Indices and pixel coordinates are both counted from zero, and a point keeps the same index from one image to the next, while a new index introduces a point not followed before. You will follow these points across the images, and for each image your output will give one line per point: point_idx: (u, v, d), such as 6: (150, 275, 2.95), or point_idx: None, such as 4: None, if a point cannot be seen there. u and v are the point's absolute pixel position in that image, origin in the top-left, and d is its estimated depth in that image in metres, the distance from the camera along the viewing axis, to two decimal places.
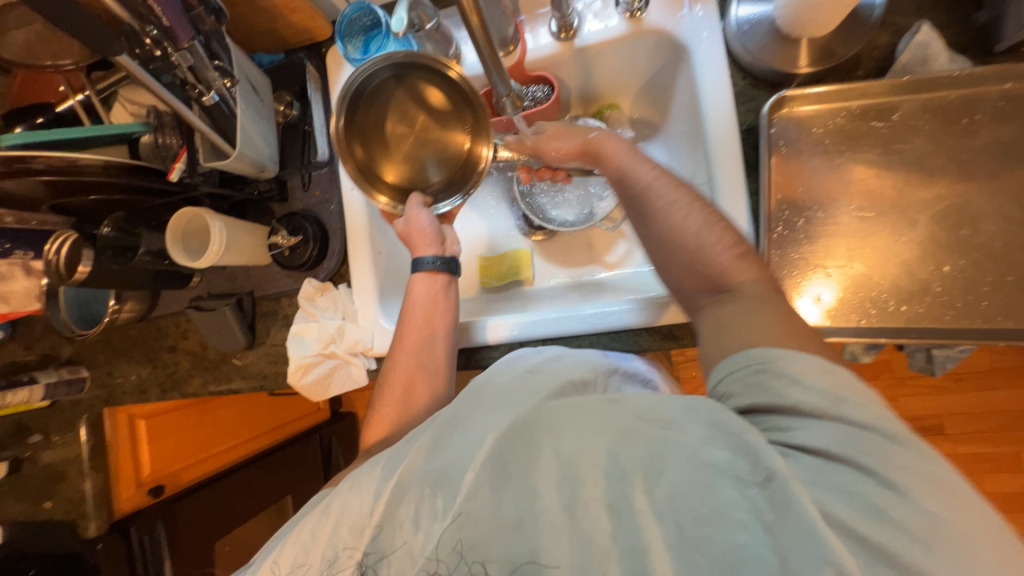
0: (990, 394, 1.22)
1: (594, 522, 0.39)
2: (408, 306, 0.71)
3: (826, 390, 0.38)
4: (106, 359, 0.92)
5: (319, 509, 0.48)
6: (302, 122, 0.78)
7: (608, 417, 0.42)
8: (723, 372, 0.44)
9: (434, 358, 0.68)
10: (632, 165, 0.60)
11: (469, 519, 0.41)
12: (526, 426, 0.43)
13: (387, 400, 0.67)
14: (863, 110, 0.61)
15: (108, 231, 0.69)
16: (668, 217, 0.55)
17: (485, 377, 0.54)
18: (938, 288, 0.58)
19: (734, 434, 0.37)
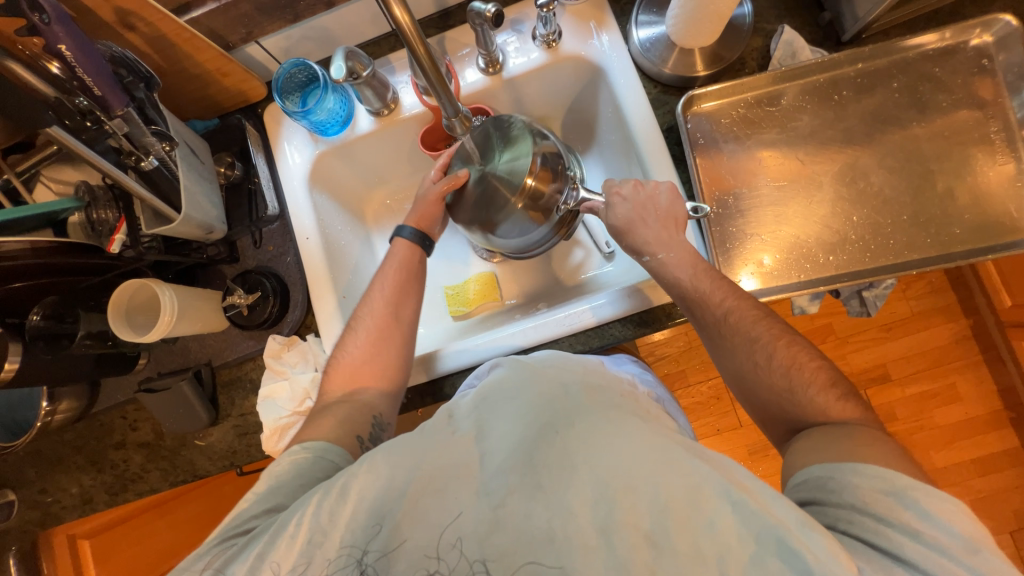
0: (919, 335, 1.36)
1: (630, 548, 0.37)
2: (384, 262, 0.73)
3: (965, 535, 0.38)
4: (36, 475, 0.80)
5: (339, 490, 0.44)
6: (246, 180, 0.77)
7: (656, 445, 0.40)
8: (835, 472, 0.45)
9: (400, 314, 0.69)
10: (710, 289, 0.61)
11: (499, 528, 0.40)
12: (561, 439, 0.42)
13: (353, 348, 0.66)
14: (756, 100, 0.72)
15: (37, 318, 0.62)
16: (750, 353, 0.58)
17: (506, 376, 0.51)
18: (854, 236, 0.67)
19: (808, 526, 0.37)
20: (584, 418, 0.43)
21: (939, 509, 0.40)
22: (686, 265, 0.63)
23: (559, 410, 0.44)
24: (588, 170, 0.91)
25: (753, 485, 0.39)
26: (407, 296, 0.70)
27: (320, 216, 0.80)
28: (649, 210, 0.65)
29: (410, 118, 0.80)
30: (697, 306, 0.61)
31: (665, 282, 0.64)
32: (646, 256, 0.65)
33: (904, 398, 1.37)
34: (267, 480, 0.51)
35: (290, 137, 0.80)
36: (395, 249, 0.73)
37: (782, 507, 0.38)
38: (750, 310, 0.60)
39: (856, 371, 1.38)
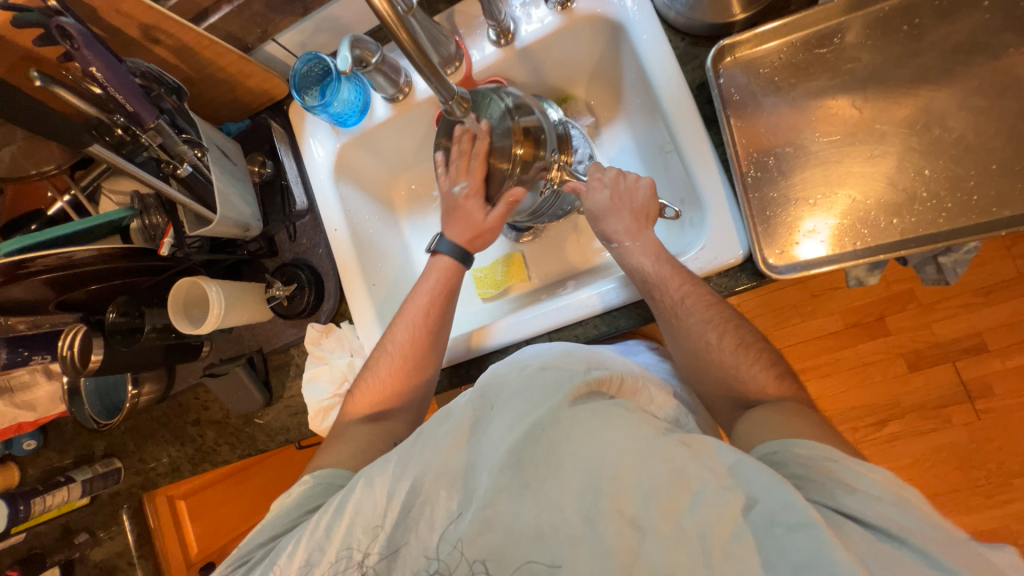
0: (1022, 300, 1.18)
1: (619, 537, 0.38)
2: (420, 283, 0.73)
3: (893, 492, 0.40)
4: (136, 446, 0.94)
5: (336, 506, 0.48)
6: (277, 178, 0.81)
7: (634, 431, 0.43)
8: (781, 447, 0.47)
9: (430, 340, 0.69)
10: (667, 274, 0.62)
11: (488, 527, 0.41)
12: (545, 435, 0.43)
13: (385, 371, 0.68)
14: (804, 41, 0.62)
15: (114, 316, 0.71)
16: (702, 333, 0.59)
17: (496, 377, 0.53)
18: (925, 193, 0.57)
19: (777, 483, 0.38)
20: (570, 416, 0.44)
21: (879, 477, 0.42)
22: (651, 252, 0.64)
23: (542, 411, 0.45)
24: (616, 138, 0.85)
25: (727, 468, 0.41)
26: (439, 320, 0.70)
27: (347, 207, 0.83)
28: (626, 201, 0.66)
29: (425, 101, 0.78)
30: (656, 289, 0.62)
31: (629, 268, 0.65)
32: (615, 244, 0.66)
33: (1004, 372, 1.19)
34: (271, 510, 0.55)
35: (314, 132, 0.82)
36: (434, 269, 0.73)
37: (768, 490, 0.38)
38: (707, 296, 0.60)
39: (941, 342, 1.22)
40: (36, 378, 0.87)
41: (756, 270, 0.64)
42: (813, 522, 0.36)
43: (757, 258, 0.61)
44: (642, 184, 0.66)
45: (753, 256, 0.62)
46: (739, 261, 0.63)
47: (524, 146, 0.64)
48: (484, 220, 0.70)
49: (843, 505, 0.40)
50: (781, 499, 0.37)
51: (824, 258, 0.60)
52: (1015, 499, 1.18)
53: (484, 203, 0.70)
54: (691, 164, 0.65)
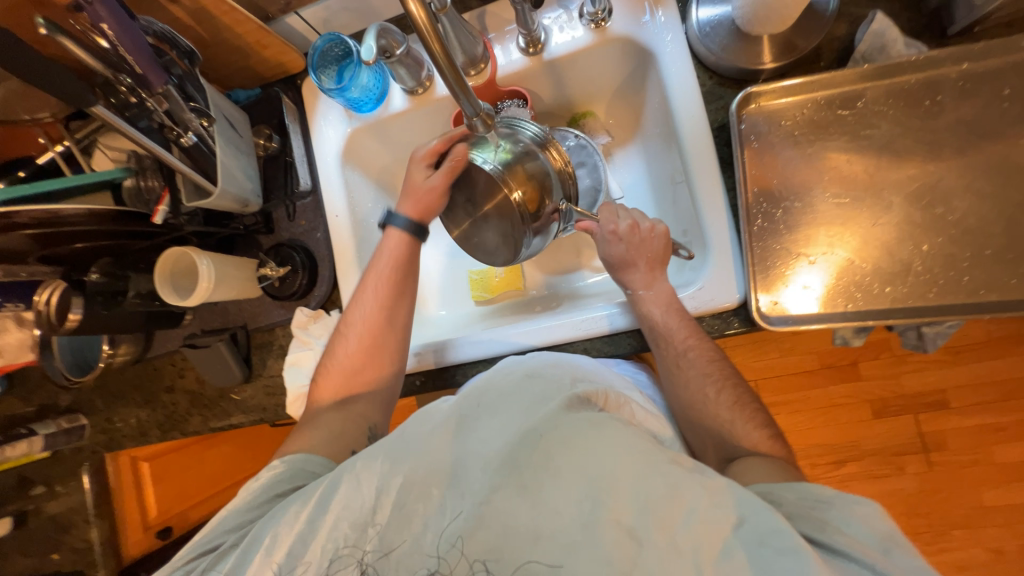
0: (988, 364, 1.23)
1: (617, 546, 0.39)
2: (377, 251, 0.73)
3: (880, 534, 0.42)
4: (104, 405, 0.92)
5: (318, 500, 0.47)
6: (282, 153, 0.78)
7: (629, 441, 0.43)
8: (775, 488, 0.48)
9: (388, 315, 0.70)
10: (673, 327, 0.63)
11: (483, 524, 0.42)
12: (541, 439, 0.44)
13: (343, 353, 0.70)
14: (827, 100, 0.62)
15: (96, 277, 0.70)
16: (701, 386, 0.61)
17: (483, 383, 0.53)
18: (919, 267, 0.59)
19: (765, 509, 0.39)
20: (566, 423, 0.45)
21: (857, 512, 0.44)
22: (662, 300, 0.65)
23: (538, 418, 0.46)
24: (629, 161, 0.85)
25: (718, 483, 0.40)
26: (394, 282, 0.71)
27: (350, 194, 0.81)
28: (642, 249, 0.66)
29: (444, 99, 0.77)
30: (662, 339, 0.63)
31: (639, 316, 0.66)
32: (633, 289, 0.67)
33: (960, 430, 1.24)
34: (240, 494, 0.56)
35: (326, 113, 0.80)
36: (387, 241, 0.73)
37: (760, 513, 0.39)
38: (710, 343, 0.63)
39: (908, 395, 1.26)
40: (6, 325, 0.84)
41: (749, 316, 0.65)
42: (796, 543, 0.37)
43: (753, 305, 0.62)
44: (659, 236, 0.66)
45: (748, 301, 0.63)
46: (734, 306, 0.64)
47: (527, 192, 0.61)
48: (422, 185, 0.69)
49: (814, 534, 0.42)
50: (769, 523, 0.38)
51: (810, 314, 0.62)
52: (950, 548, 1.25)
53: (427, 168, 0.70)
54: (701, 203, 0.66)
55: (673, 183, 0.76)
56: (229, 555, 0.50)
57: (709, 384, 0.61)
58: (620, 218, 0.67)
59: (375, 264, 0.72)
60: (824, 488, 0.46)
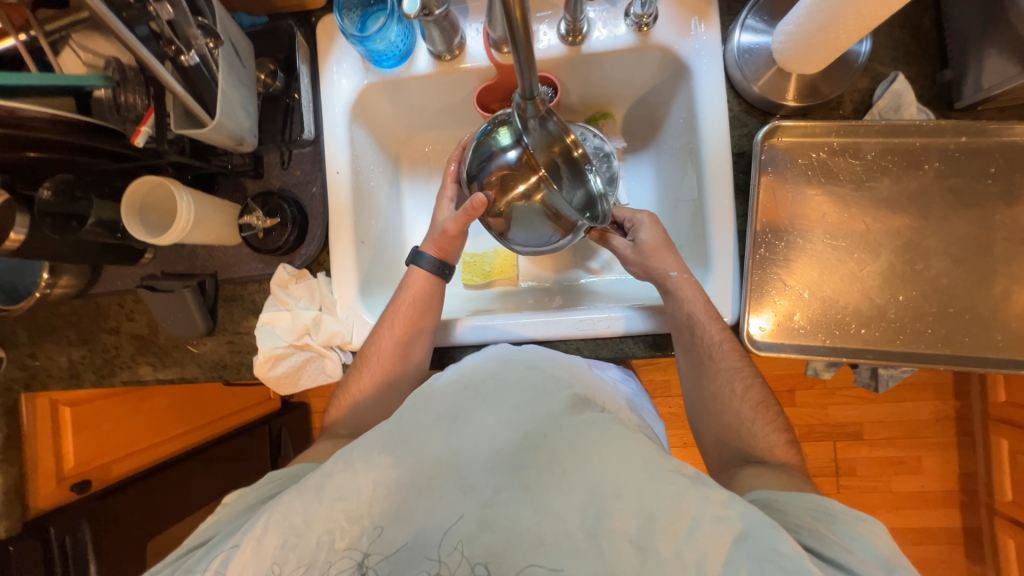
0: (904, 405, 1.35)
1: (619, 554, 0.39)
2: (396, 300, 0.71)
3: (882, 555, 0.43)
4: (29, 338, 0.82)
5: (312, 491, 0.45)
6: (285, 95, 0.73)
7: (632, 449, 0.45)
8: (780, 496, 0.52)
9: (408, 356, 0.69)
10: (706, 320, 0.64)
11: (486, 526, 0.42)
12: (546, 443, 0.46)
13: (360, 388, 0.69)
14: (841, 147, 0.66)
15: (48, 193, 0.61)
16: (729, 380, 0.65)
17: (488, 373, 0.55)
18: (893, 314, 0.65)
19: (769, 526, 0.40)
20: (570, 425, 0.47)
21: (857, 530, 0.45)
22: (694, 296, 0.66)
23: (543, 416, 0.48)
24: (640, 170, 0.86)
25: (722, 497, 0.41)
26: (415, 333, 0.70)
27: (355, 152, 0.76)
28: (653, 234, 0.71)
29: (471, 70, 0.74)
30: (698, 331, 0.64)
31: (672, 306, 0.67)
32: (671, 274, 0.68)
33: (868, 458, 1.37)
34: (239, 493, 0.53)
35: (340, 60, 0.74)
36: (410, 280, 0.73)
37: (763, 530, 0.39)
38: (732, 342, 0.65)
39: (832, 424, 1.37)
40: None
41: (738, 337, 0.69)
42: (792, 553, 0.38)
43: (744, 328, 0.65)
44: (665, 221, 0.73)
45: (741, 323, 0.66)
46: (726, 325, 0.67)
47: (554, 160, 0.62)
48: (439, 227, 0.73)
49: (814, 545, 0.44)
50: (771, 542, 0.38)
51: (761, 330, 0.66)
52: None
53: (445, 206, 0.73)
54: (711, 223, 0.68)
55: (680, 199, 0.78)
56: (218, 549, 0.46)
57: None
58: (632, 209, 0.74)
59: (393, 310, 0.70)
60: (829, 504, 0.49)
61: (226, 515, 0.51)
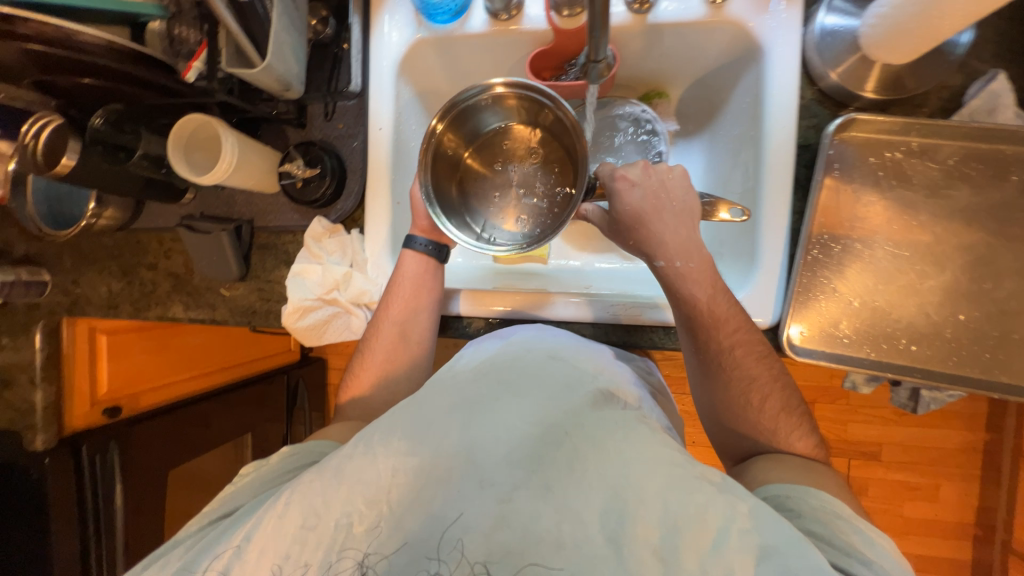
0: (924, 431, 1.28)
1: (641, 564, 0.38)
2: (395, 277, 0.69)
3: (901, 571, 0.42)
4: (73, 266, 0.85)
5: (332, 473, 0.45)
6: (334, 43, 0.71)
7: (656, 454, 0.43)
8: (793, 492, 0.49)
9: (410, 336, 0.69)
10: (723, 313, 0.58)
11: (504, 524, 0.41)
12: (568, 440, 0.45)
13: (364, 368, 0.68)
14: (919, 148, 0.61)
15: (100, 122, 0.60)
16: (746, 391, 0.58)
17: (511, 357, 0.54)
18: (949, 333, 0.61)
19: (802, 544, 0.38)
20: (593, 421, 0.46)
21: (878, 541, 0.44)
22: (706, 282, 0.59)
23: (563, 411, 0.47)
24: (690, 156, 0.82)
25: (749, 508, 0.40)
26: (413, 311, 0.68)
27: (399, 109, 0.74)
28: (661, 194, 0.61)
29: (527, 32, 0.70)
30: (706, 330, 0.59)
31: (677, 296, 0.60)
32: (675, 263, 0.60)
33: (882, 481, 1.31)
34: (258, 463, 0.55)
35: (393, 12, 0.72)
36: (405, 262, 0.69)
37: (796, 548, 0.37)
38: (758, 347, 0.59)
39: (849, 441, 1.31)
40: None
41: (775, 341, 0.65)
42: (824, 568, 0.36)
43: (783, 332, 0.62)
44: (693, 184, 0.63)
45: (780, 327, 0.63)
46: (764, 327, 0.64)
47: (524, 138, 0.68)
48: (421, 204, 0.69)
49: (843, 564, 0.41)
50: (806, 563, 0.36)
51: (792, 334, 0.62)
52: None
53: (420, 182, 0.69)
54: (763, 217, 0.64)
55: (729, 189, 0.74)
56: (239, 522, 0.46)
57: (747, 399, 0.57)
58: (627, 167, 0.62)
59: (394, 288, 0.69)
60: (841, 506, 0.46)
61: (244, 488, 0.53)
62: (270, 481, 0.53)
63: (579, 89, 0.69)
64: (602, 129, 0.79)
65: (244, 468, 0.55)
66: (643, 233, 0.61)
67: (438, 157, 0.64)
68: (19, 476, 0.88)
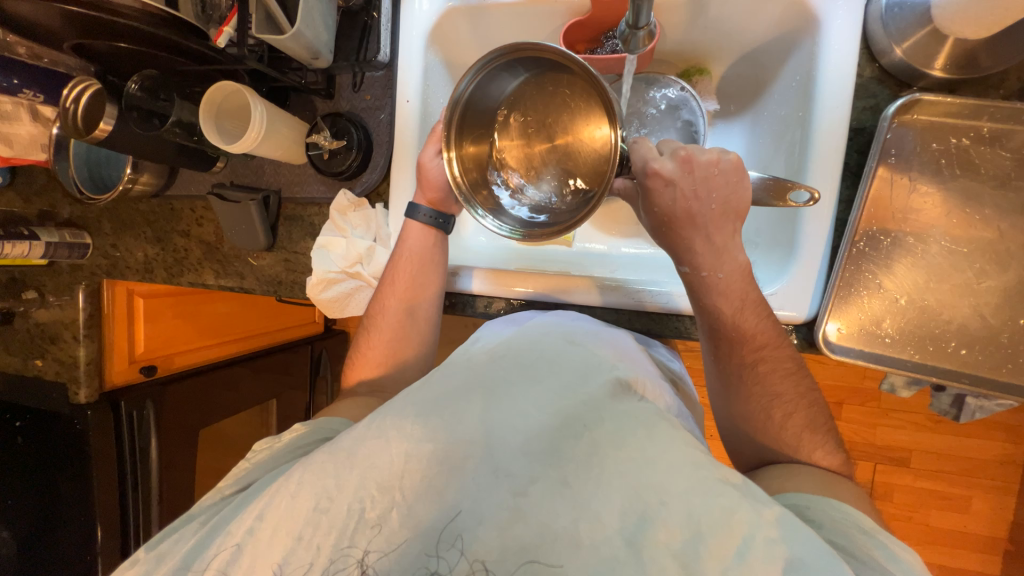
0: (961, 439, 1.22)
1: (661, 568, 0.37)
2: (398, 253, 0.69)
3: None
4: (112, 230, 0.88)
5: (345, 454, 0.45)
6: (364, 11, 0.69)
7: (678, 452, 0.42)
8: (815, 503, 0.47)
9: (415, 314, 0.68)
10: (752, 319, 0.55)
11: (520, 517, 0.41)
12: (586, 433, 0.44)
13: (370, 347, 0.69)
14: (990, 134, 0.56)
15: (135, 87, 0.64)
16: (769, 398, 0.55)
17: (527, 344, 0.53)
18: (1006, 338, 0.56)
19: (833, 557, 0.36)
20: (612, 415, 0.45)
21: (903, 555, 0.41)
22: (737, 295, 0.55)
23: (582, 404, 0.46)
24: (729, 137, 0.77)
25: (774, 515, 0.38)
26: (418, 289, 0.68)
27: (427, 82, 0.73)
28: (704, 187, 0.52)
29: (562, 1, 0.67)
30: (729, 339, 0.56)
31: (701, 304, 0.57)
32: (701, 271, 0.55)
33: (909, 488, 1.26)
34: (275, 440, 0.56)
35: None
36: (407, 237, 0.69)
37: (829, 561, 0.35)
38: (785, 364, 0.56)
39: (877, 445, 1.26)
40: (18, 113, 0.77)
41: (809, 337, 0.62)
42: None
43: (820, 328, 0.59)
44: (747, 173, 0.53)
45: (816, 322, 0.59)
46: (798, 322, 0.60)
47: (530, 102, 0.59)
48: (434, 177, 0.67)
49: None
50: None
51: (829, 331, 0.59)
52: None
53: (435, 148, 0.66)
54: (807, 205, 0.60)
55: (770, 174, 0.70)
56: (253, 497, 0.48)
57: (776, 392, 0.55)
58: (663, 157, 0.52)
59: (397, 265, 0.69)
60: (866, 520, 0.44)
61: (257, 465, 0.54)
62: (283, 458, 0.54)
63: (617, 62, 0.66)
64: (635, 107, 0.75)
65: (259, 445, 0.57)
66: (669, 235, 0.56)
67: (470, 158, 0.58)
68: (64, 425, 0.93)
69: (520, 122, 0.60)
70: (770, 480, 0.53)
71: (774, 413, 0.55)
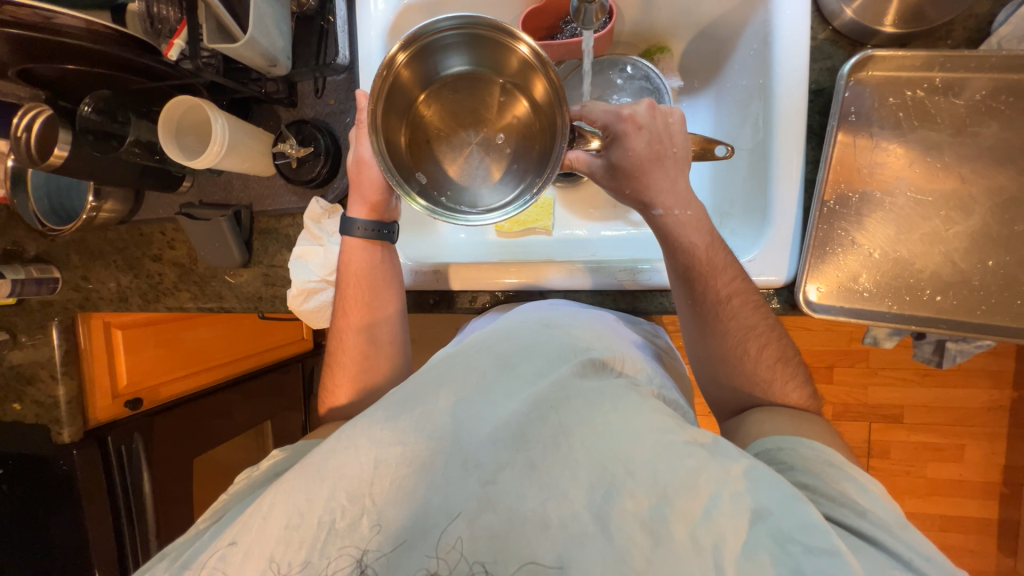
0: (950, 390, 1.25)
1: (630, 537, 0.37)
2: (344, 277, 0.67)
3: (894, 514, 0.41)
4: (81, 262, 0.85)
5: (315, 468, 0.44)
6: (319, 16, 0.69)
7: (640, 419, 0.42)
8: (787, 446, 0.47)
9: (377, 338, 0.67)
10: (718, 250, 0.57)
11: (490, 505, 0.40)
12: (555, 411, 0.43)
13: (337, 385, 0.67)
14: (943, 85, 0.57)
15: (88, 110, 0.61)
16: (753, 362, 0.55)
17: (485, 342, 0.53)
18: (977, 281, 0.58)
19: (792, 502, 0.38)
20: (579, 393, 0.44)
21: (870, 487, 0.43)
22: (706, 227, 0.57)
23: (550, 385, 0.45)
24: (695, 112, 0.78)
25: (741, 470, 0.39)
26: (374, 310, 0.67)
27: None
28: (666, 137, 0.56)
29: None
30: (704, 275, 0.56)
31: (675, 246, 0.57)
32: (675, 210, 0.57)
33: (904, 443, 1.28)
34: (245, 474, 0.55)
35: None
36: (352, 260, 0.67)
37: (785, 508, 0.37)
38: (753, 295, 0.57)
39: (869, 405, 1.28)
40: None
41: (790, 299, 0.62)
42: (820, 526, 0.36)
43: (801, 290, 0.59)
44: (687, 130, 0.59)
45: (796, 285, 0.60)
46: (779, 286, 0.61)
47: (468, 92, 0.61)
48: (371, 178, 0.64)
49: (840, 517, 0.40)
50: (798, 519, 0.37)
51: (808, 290, 0.60)
52: None
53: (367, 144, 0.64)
54: (776, 172, 0.61)
55: (738, 143, 0.70)
56: (220, 532, 0.46)
57: (760, 354, 0.56)
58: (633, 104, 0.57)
59: (348, 291, 0.67)
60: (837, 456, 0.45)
61: (234, 496, 0.53)
62: (255, 488, 0.53)
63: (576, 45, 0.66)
64: (600, 92, 0.75)
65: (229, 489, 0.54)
66: (644, 177, 0.57)
67: (393, 146, 0.56)
68: (50, 468, 0.90)
69: (437, 124, 0.61)
70: (753, 422, 0.53)
71: (761, 375, 0.55)
